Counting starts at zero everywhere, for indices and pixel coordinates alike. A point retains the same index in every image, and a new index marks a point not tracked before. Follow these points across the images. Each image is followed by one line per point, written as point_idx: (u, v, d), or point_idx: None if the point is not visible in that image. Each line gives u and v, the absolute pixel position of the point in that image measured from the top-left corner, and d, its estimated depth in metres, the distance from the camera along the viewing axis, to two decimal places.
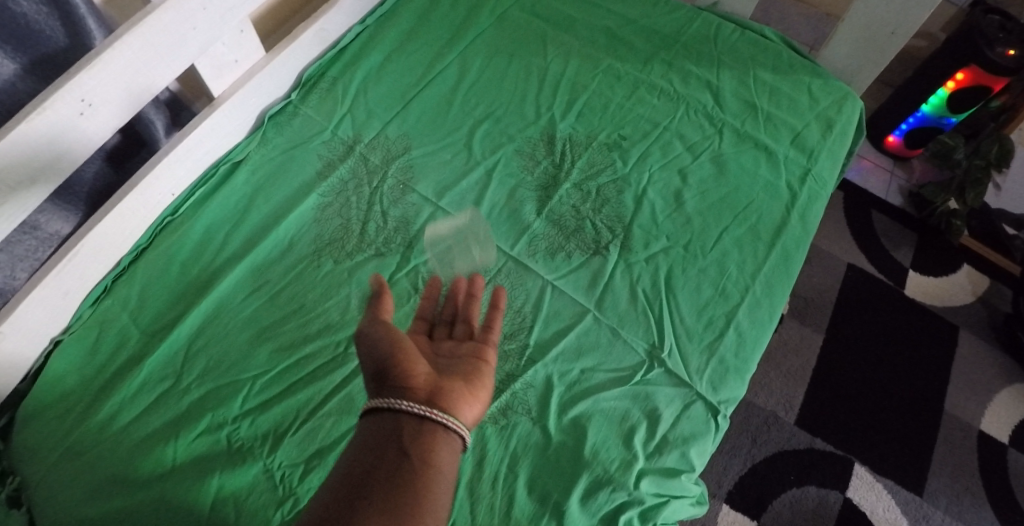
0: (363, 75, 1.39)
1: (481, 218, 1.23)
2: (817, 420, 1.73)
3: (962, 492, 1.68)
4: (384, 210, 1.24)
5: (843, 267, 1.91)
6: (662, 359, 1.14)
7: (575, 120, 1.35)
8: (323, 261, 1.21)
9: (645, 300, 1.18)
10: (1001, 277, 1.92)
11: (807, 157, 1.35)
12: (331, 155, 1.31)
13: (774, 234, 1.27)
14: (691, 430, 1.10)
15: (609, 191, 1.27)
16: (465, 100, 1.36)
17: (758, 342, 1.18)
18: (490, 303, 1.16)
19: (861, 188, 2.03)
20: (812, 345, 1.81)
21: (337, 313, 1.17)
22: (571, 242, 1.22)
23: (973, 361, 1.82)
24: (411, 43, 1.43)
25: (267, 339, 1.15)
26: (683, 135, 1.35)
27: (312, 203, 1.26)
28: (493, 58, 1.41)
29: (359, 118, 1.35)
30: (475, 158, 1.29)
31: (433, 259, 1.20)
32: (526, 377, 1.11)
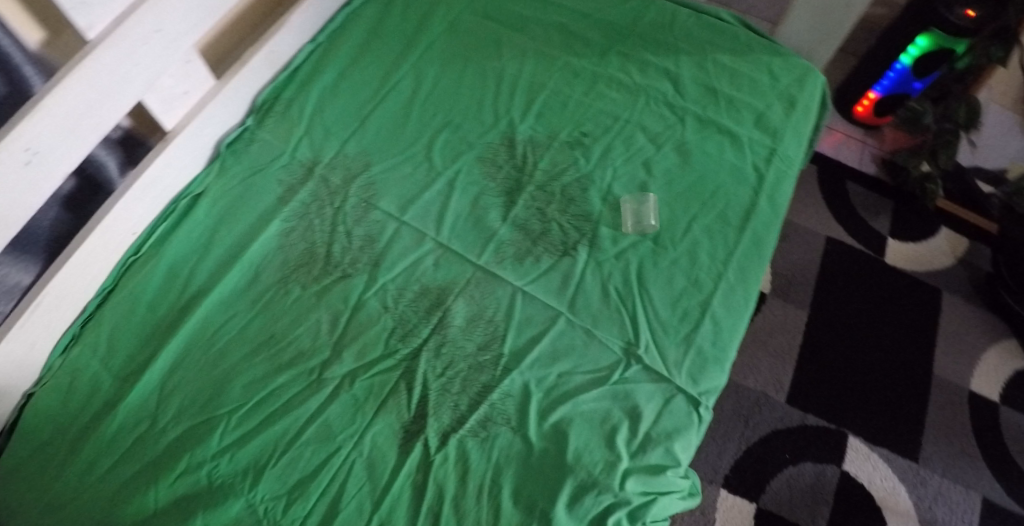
0: (318, 94, 1.38)
1: (447, 229, 1.22)
2: (808, 396, 1.72)
3: (958, 455, 1.68)
4: (349, 230, 1.24)
5: (822, 240, 1.90)
6: (639, 355, 1.13)
7: (535, 121, 1.33)
8: (291, 287, 1.21)
9: (617, 297, 1.17)
10: (978, 236, 1.93)
11: (772, 137, 1.34)
12: (291, 179, 1.30)
13: (743, 218, 1.26)
14: (674, 424, 1.09)
15: (574, 190, 1.26)
16: (422, 110, 1.35)
17: (736, 328, 1.17)
18: (462, 315, 1.15)
19: (834, 159, 2.02)
20: (798, 322, 1.80)
21: (309, 339, 1.17)
22: (539, 245, 1.21)
23: (959, 322, 1.82)
24: (364, 57, 1.41)
25: (240, 372, 1.15)
26: (645, 126, 1.34)
27: (275, 229, 1.25)
28: (448, 65, 1.39)
29: (317, 138, 1.33)
30: (436, 169, 1.28)
31: (401, 276, 1.19)
32: (503, 386, 1.10)
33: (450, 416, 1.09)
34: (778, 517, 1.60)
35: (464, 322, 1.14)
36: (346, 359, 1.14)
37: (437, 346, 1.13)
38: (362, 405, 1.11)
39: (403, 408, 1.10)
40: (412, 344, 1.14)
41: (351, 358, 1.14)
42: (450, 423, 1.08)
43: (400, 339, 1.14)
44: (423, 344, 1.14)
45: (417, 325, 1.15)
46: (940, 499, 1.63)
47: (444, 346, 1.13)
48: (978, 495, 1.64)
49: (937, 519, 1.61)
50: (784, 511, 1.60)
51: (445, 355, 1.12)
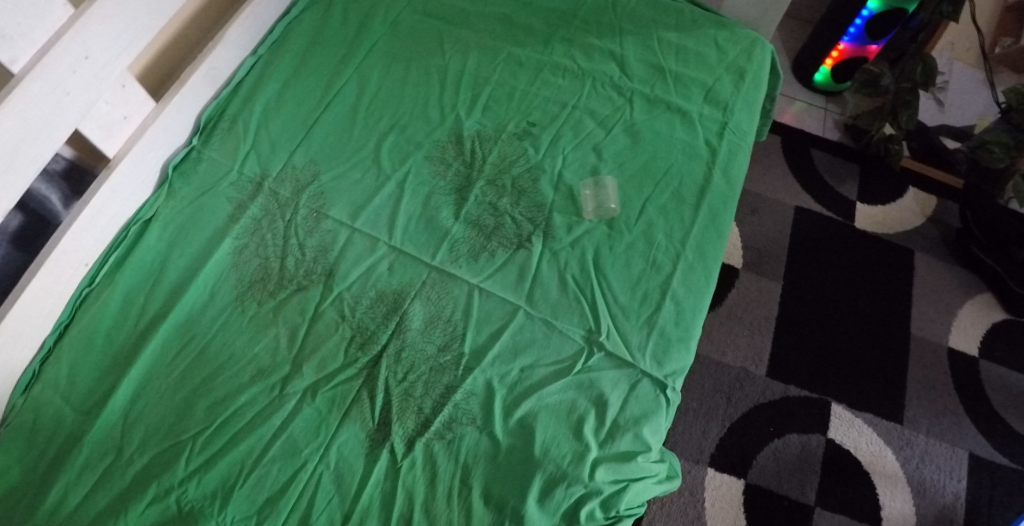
0: (263, 107, 1.36)
1: (399, 233, 1.21)
2: (789, 368, 1.71)
3: (942, 412, 1.69)
4: (301, 242, 1.23)
5: (791, 210, 1.88)
6: (601, 342, 1.11)
7: (481, 116, 1.32)
8: (247, 305, 1.20)
9: (575, 286, 1.15)
10: (946, 193, 1.93)
11: (722, 111, 1.33)
12: (241, 195, 1.28)
13: (698, 195, 1.25)
14: (641, 409, 1.08)
15: (525, 181, 1.25)
16: (368, 115, 1.33)
17: (697, 307, 1.16)
18: (420, 317, 1.14)
19: (798, 128, 2.01)
20: (773, 294, 1.79)
21: (268, 356, 1.16)
22: (493, 240, 1.19)
23: (932, 280, 1.82)
24: (306, 66, 1.40)
25: (202, 395, 1.14)
26: (593, 111, 1.33)
27: (228, 247, 1.24)
28: (391, 66, 1.38)
29: (264, 152, 1.32)
30: (385, 172, 1.27)
31: (356, 283, 1.18)
32: (465, 385, 1.09)
33: (414, 420, 1.08)
34: (767, 491, 1.59)
35: (422, 325, 1.14)
36: (306, 372, 1.14)
37: (397, 351, 1.12)
38: (325, 417, 1.11)
39: (367, 417, 1.10)
40: (372, 351, 1.13)
41: (311, 371, 1.14)
42: (415, 428, 1.08)
43: (359, 348, 1.14)
44: (382, 350, 1.13)
45: (375, 332, 1.14)
46: (926, 458, 1.64)
47: (404, 351, 1.12)
48: (964, 451, 1.65)
49: (926, 478, 1.62)
50: (773, 484, 1.60)
51: (405, 360, 1.12)
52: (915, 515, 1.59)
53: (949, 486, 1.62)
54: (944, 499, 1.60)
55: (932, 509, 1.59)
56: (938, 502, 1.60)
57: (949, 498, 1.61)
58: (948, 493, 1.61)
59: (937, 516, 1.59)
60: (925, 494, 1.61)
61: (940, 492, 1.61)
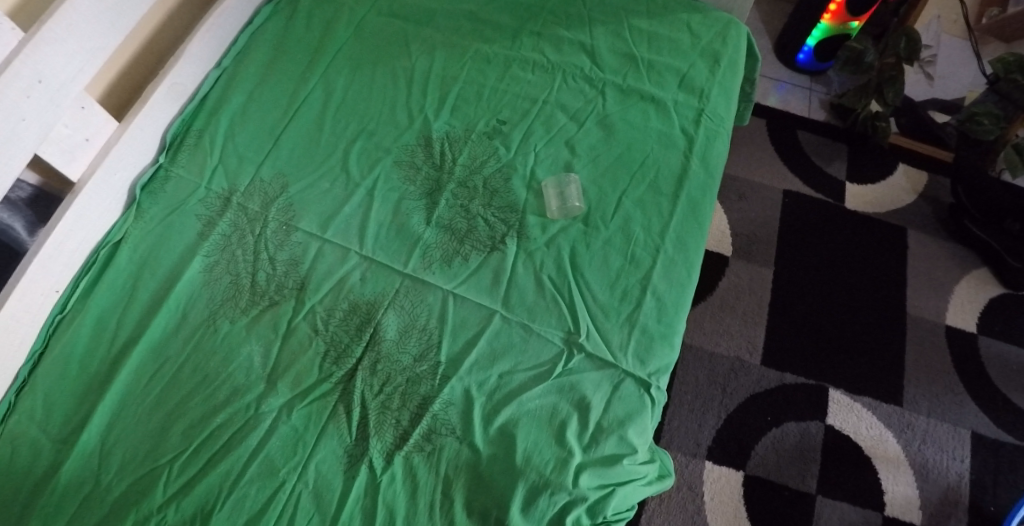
0: (228, 120, 1.33)
1: (370, 241, 1.18)
2: (784, 355, 1.68)
3: (942, 392, 1.66)
4: (272, 256, 1.20)
5: (780, 194, 1.84)
6: (581, 344, 1.08)
7: (450, 116, 1.29)
8: (219, 324, 1.17)
9: (552, 287, 1.12)
10: (937, 168, 1.89)
11: (698, 97, 1.30)
12: (209, 212, 1.25)
13: (676, 185, 1.21)
14: (625, 411, 1.05)
15: (497, 181, 1.22)
16: (335, 121, 1.30)
17: (680, 301, 1.13)
18: (394, 327, 1.11)
19: (784, 110, 1.96)
20: (765, 281, 1.75)
21: (243, 375, 1.13)
22: (466, 244, 1.16)
23: (926, 259, 1.79)
24: (271, 75, 1.37)
25: (178, 418, 1.11)
26: (564, 105, 1.29)
27: (198, 266, 1.21)
28: (356, 70, 1.35)
29: (231, 166, 1.29)
30: (354, 180, 1.24)
31: (328, 296, 1.16)
32: (443, 395, 1.06)
33: (392, 433, 1.06)
34: (767, 482, 1.56)
35: (397, 334, 1.11)
36: (281, 390, 1.11)
37: (372, 364, 1.10)
38: (302, 434, 1.08)
39: (344, 432, 1.07)
40: (347, 365, 1.11)
41: (286, 388, 1.11)
42: (393, 441, 1.06)
43: (333, 362, 1.11)
44: (357, 363, 1.10)
45: (349, 345, 1.12)
46: (928, 440, 1.61)
47: (379, 363, 1.10)
48: (966, 430, 1.62)
49: (928, 460, 1.59)
50: (773, 475, 1.57)
51: (381, 372, 1.09)
52: (919, 498, 1.56)
53: (952, 467, 1.59)
54: (948, 480, 1.58)
55: (936, 491, 1.57)
56: (942, 483, 1.58)
57: (953, 479, 1.58)
58: (951, 473, 1.59)
59: (941, 498, 1.56)
60: (928, 476, 1.58)
61: (944, 473, 1.58)
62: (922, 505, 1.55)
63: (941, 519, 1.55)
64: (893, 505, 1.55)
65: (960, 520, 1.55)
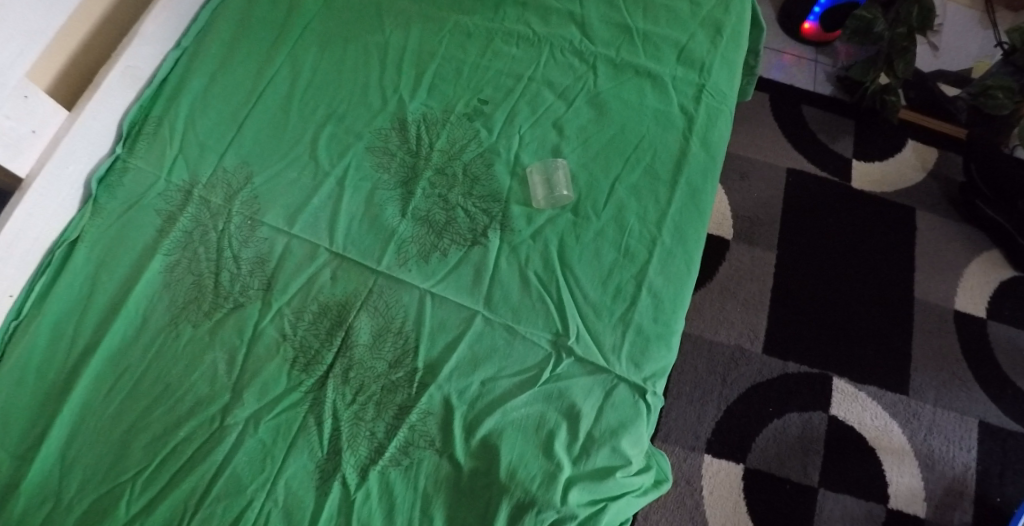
0: (189, 104, 1.23)
1: (341, 236, 1.09)
2: (786, 342, 1.60)
3: (949, 380, 1.58)
4: (236, 254, 1.11)
5: (783, 172, 1.74)
6: (570, 347, 1.00)
7: (427, 97, 1.19)
8: (182, 329, 1.09)
9: (538, 284, 1.04)
10: (948, 144, 1.79)
11: (698, 72, 1.20)
12: (169, 207, 1.16)
13: (674, 170, 1.12)
14: (618, 419, 0.97)
15: (478, 167, 1.13)
16: (302, 104, 1.20)
17: (678, 298, 1.04)
18: (367, 331, 1.03)
19: (787, 83, 1.86)
20: (768, 265, 1.66)
21: (207, 384, 1.05)
22: (444, 238, 1.07)
23: (936, 239, 1.70)
24: (235, 53, 1.26)
25: (140, 431, 1.03)
26: (551, 82, 1.19)
27: (158, 265, 1.12)
28: (326, 47, 1.24)
29: (193, 156, 1.19)
30: (323, 169, 1.15)
31: (296, 297, 1.07)
32: (421, 404, 0.98)
33: (367, 447, 0.98)
34: (768, 475, 1.49)
35: (370, 339, 1.03)
36: (247, 400, 1.03)
37: (344, 371, 1.02)
38: (270, 448, 1.00)
39: (316, 446, 0.99)
40: (317, 372, 1.02)
41: (253, 398, 1.03)
42: (368, 455, 0.98)
43: (303, 370, 1.03)
44: (328, 370, 1.02)
45: (320, 350, 1.03)
46: (935, 429, 1.54)
47: (352, 370, 1.01)
48: (973, 419, 1.55)
49: (934, 451, 1.52)
50: (774, 468, 1.49)
51: (354, 380, 1.01)
52: (925, 490, 1.49)
53: (959, 457, 1.52)
54: (955, 471, 1.51)
55: (942, 482, 1.50)
56: (948, 475, 1.51)
57: (959, 469, 1.51)
58: (958, 464, 1.51)
59: (947, 489, 1.49)
60: (934, 467, 1.51)
61: (950, 464, 1.51)
62: (928, 498, 1.48)
63: (946, 511, 1.48)
64: (897, 497, 1.48)
65: (966, 512, 1.48)
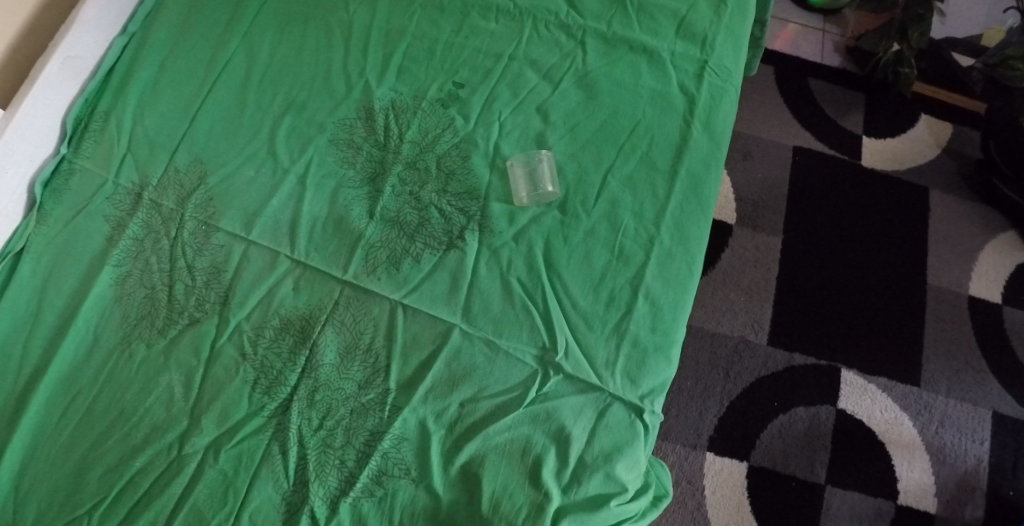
0: (137, 96, 1.11)
1: (303, 242, 0.99)
2: (792, 333, 1.50)
3: (962, 369, 1.49)
4: (190, 264, 1.01)
5: (789, 151, 1.63)
6: (558, 363, 0.90)
7: (396, 81, 1.08)
8: (135, 348, 0.99)
9: (522, 292, 0.94)
10: (964, 119, 1.68)
11: (700, 46, 1.08)
12: (118, 212, 1.05)
13: (674, 159, 1.01)
14: (613, 442, 0.88)
15: (453, 160, 1.02)
16: (259, 93, 1.09)
17: (680, 306, 0.95)
18: (333, 348, 0.94)
19: (792, 54, 1.74)
20: (773, 250, 1.55)
21: (163, 409, 0.96)
22: (417, 242, 0.97)
23: (950, 220, 1.60)
24: (186, 37, 1.14)
25: (94, 462, 0.94)
26: (534, 61, 1.08)
27: (108, 278, 1.02)
28: (285, 27, 1.12)
29: (142, 154, 1.08)
30: (283, 165, 1.04)
31: (256, 310, 0.97)
32: (394, 429, 0.89)
33: (336, 477, 0.89)
34: (773, 473, 1.40)
35: (338, 357, 0.93)
36: (206, 427, 0.94)
37: (309, 393, 0.92)
38: (232, 480, 0.91)
39: (281, 477, 0.90)
40: (280, 396, 0.93)
41: (212, 424, 0.94)
42: (337, 486, 0.89)
43: (264, 392, 0.94)
44: (292, 393, 0.93)
45: (282, 371, 0.94)
46: (946, 421, 1.45)
47: (318, 392, 0.92)
48: (986, 410, 1.46)
49: (946, 444, 1.43)
50: (779, 465, 1.41)
51: (321, 403, 0.92)
52: (935, 486, 1.40)
53: (971, 450, 1.43)
54: (966, 464, 1.42)
55: (953, 477, 1.41)
56: (959, 469, 1.42)
57: (971, 463, 1.42)
58: (970, 457, 1.43)
59: (957, 484, 1.41)
60: (945, 460, 1.42)
61: (961, 457, 1.43)
62: (938, 493, 1.40)
63: (956, 507, 1.39)
64: (906, 493, 1.40)
65: (977, 507, 1.39)
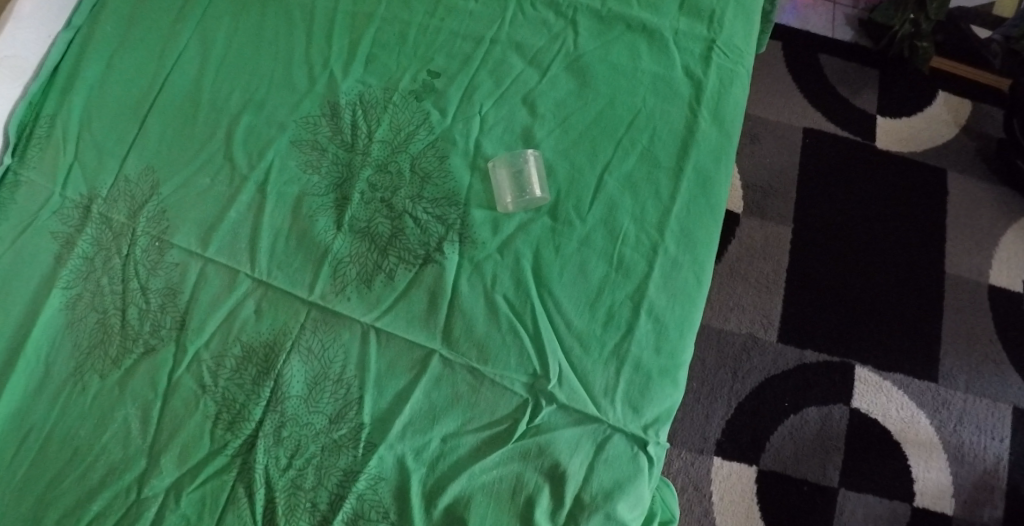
0: (84, 97, 0.99)
1: (264, 259, 0.90)
2: (805, 329, 1.40)
3: (982, 363, 1.39)
4: (144, 285, 0.91)
5: (799, 133, 1.53)
6: (551, 392, 0.83)
7: (365, 72, 0.97)
8: (87, 380, 0.89)
9: (509, 311, 0.85)
10: (986, 96, 1.57)
11: (707, 23, 0.97)
12: (67, 228, 0.94)
13: (679, 154, 0.91)
14: (613, 479, 0.81)
15: (429, 161, 0.92)
16: (215, 90, 0.98)
17: (686, 324, 0.87)
18: (301, 379, 0.86)
19: (801, 29, 1.62)
20: (782, 241, 1.45)
21: (119, 448, 0.86)
22: (390, 256, 0.89)
23: (968, 203, 1.50)
24: (134, 28, 1.02)
25: (47, 510, 0.84)
26: (519, 45, 0.97)
27: (57, 302, 0.91)
28: (241, 14, 1.01)
29: (89, 161, 0.96)
30: (241, 172, 0.94)
31: (215, 337, 0.88)
32: (370, 468, 0.82)
33: (308, 521, 0.82)
34: (783, 477, 1.31)
35: (305, 388, 0.85)
36: (165, 468, 0.84)
37: (276, 429, 0.84)
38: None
39: (247, 522, 0.82)
40: (244, 432, 0.85)
41: (171, 464, 0.84)
42: None
43: (227, 429, 0.85)
44: (257, 429, 0.84)
45: (246, 405, 0.85)
46: (965, 418, 1.36)
47: (285, 428, 0.84)
48: (1007, 405, 1.37)
49: (965, 442, 1.34)
50: (790, 469, 1.32)
51: (289, 440, 0.84)
52: (952, 486, 1.32)
53: (990, 448, 1.34)
54: (985, 462, 1.33)
55: (971, 476, 1.33)
56: (978, 468, 1.33)
57: (991, 461, 1.33)
58: (989, 455, 1.34)
59: (975, 484, 1.32)
60: (963, 459, 1.33)
61: (980, 455, 1.34)
62: (956, 494, 1.31)
63: (974, 509, 1.31)
64: (923, 494, 1.31)
65: (997, 508, 1.31)
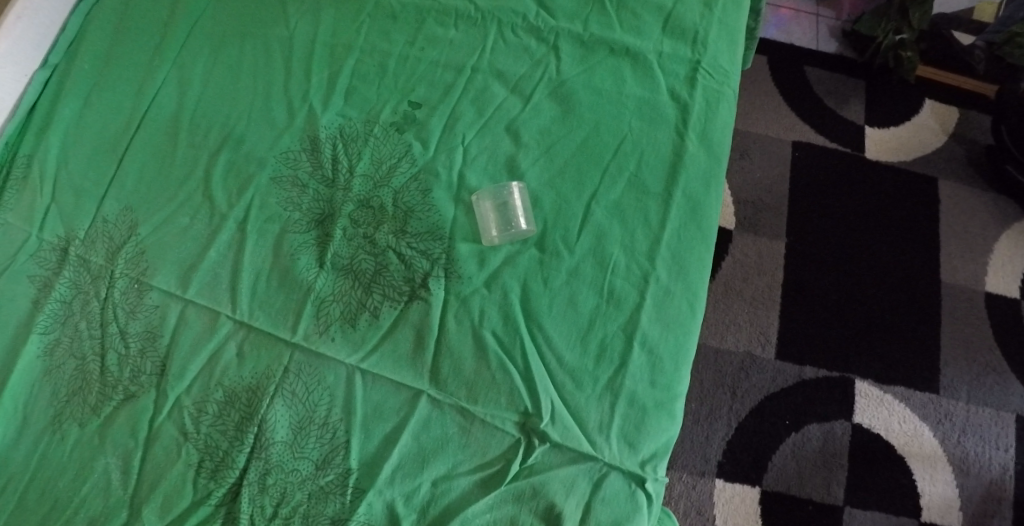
0: (61, 136, 0.96)
1: (245, 300, 0.88)
2: (802, 345, 1.37)
3: (982, 372, 1.37)
4: (122, 329, 0.88)
5: (789, 147, 1.51)
6: (544, 431, 0.81)
7: (344, 105, 0.95)
8: (67, 429, 0.86)
9: (498, 348, 0.83)
10: (973, 103, 1.56)
11: (690, 44, 0.96)
12: (44, 271, 0.91)
13: (667, 179, 0.89)
14: (610, 517, 0.79)
15: (412, 195, 0.90)
16: (194, 127, 0.96)
17: (680, 353, 0.84)
18: (285, 423, 0.83)
19: (786, 44, 1.60)
20: (776, 257, 1.43)
21: (101, 500, 0.82)
22: (375, 293, 0.87)
23: (961, 212, 1.48)
24: (111, 66, 0.99)
25: None
26: (500, 72, 0.95)
27: (34, 349, 0.88)
28: (220, 49, 0.99)
29: (67, 202, 0.93)
30: (220, 210, 0.91)
31: (197, 383, 0.85)
32: (359, 515, 0.80)
33: None
34: (786, 497, 1.28)
35: (290, 433, 0.83)
36: (148, 520, 0.81)
37: (261, 477, 0.82)
38: None
39: None
40: (227, 481, 0.82)
41: (153, 517, 0.82)
42: None
43: (210, 477, 0.82)
44: (241, 478, 0.82)
45: (229, 452, 0.83)
46: (968, 429, 1.33)
47: (271, 475, 0.82)
48: (1009, 414, 1.34)
49: (969, 454, 1.32)
50: (793, 489, 1.29)
51: (274, 488, 0.82)
52: (959, 500, 1.29)
53: (995, 458, 1.32)
54: (991, 474, 1.31)
55: (977, 489, 1.30)
56: (984, 479, 1.31)
57: (996, 472, 1.31)
58: (994, 466, 1.31)
59: (982, 496, 1.30)
60: (968, 472, 1.31)
61: (985, 467, 1.31)
62: (963, 508, 1.29)
63: (982, 522, 1.28)
64: (929, 510, 1.28)
65: (1004, 520, 1.28)
